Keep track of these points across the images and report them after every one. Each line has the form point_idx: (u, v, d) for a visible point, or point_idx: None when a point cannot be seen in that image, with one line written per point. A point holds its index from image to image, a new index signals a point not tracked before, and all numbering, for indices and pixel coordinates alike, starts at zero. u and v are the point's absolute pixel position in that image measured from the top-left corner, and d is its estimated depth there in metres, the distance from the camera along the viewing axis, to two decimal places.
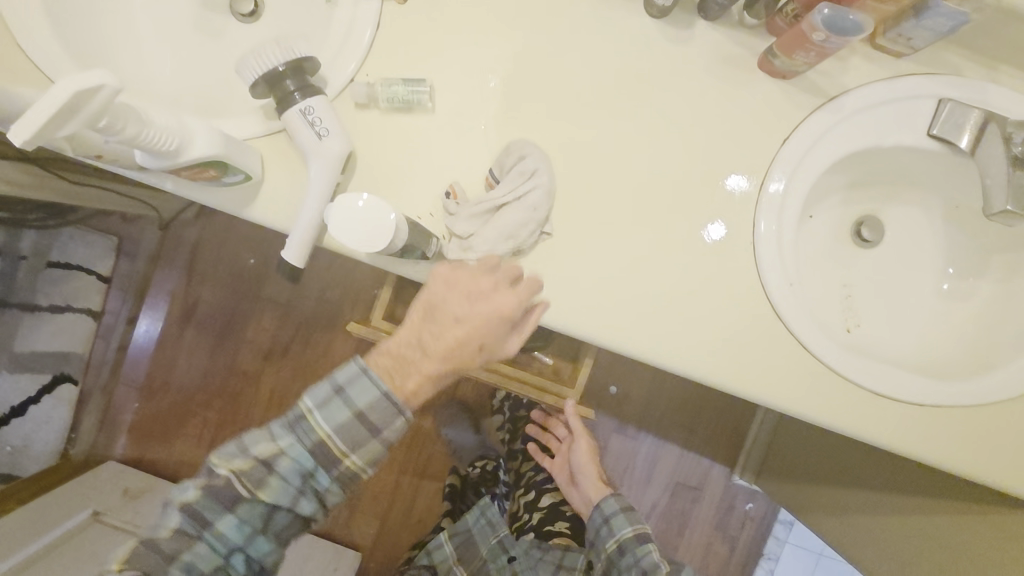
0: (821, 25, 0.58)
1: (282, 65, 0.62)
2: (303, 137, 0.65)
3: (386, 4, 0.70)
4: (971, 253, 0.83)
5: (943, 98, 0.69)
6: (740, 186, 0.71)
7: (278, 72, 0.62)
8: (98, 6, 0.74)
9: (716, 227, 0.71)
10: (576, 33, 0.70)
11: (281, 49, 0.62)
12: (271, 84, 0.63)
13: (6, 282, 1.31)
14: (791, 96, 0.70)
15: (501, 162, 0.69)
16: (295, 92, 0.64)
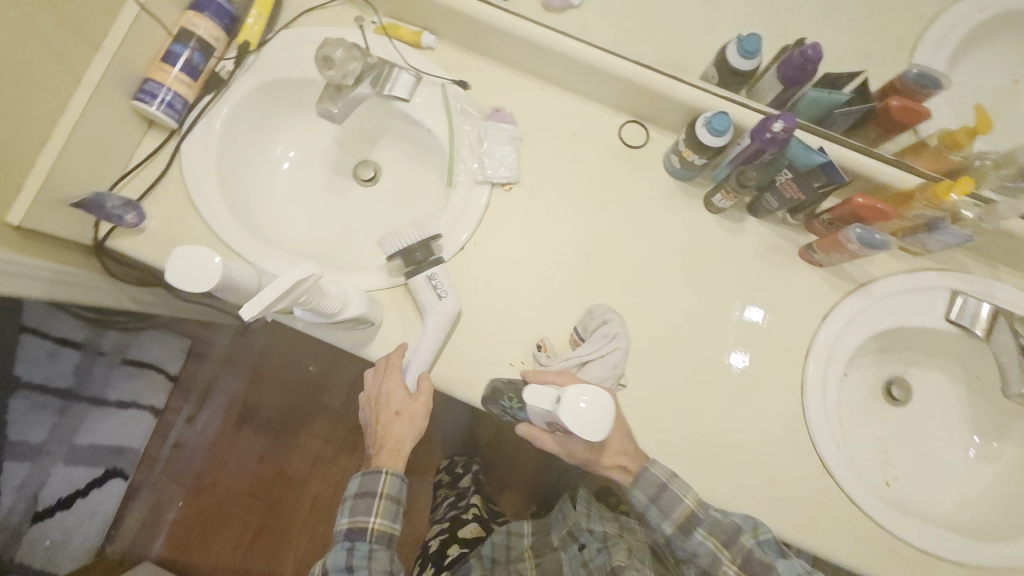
0: (854, 239, 0.73)
1: (416, 240, 0.77)
2: (426, 297, 0.77)
3: (496, 190, 0.86)
4: (995, 419, 0.92)
5: (956, 290, 0.83)
6: (757, 318, 0.84)
7: (412, 245, 0.77)
8: (254, 177, 0.92)
9: (738, 357, 0.83)
10: (648, 220, 0.86)
11: (418, 230, 0.77)
12: (405, 255, 0.78)
13: (83, 375, 1.43)
14: (827, 280, 0.84)
15: (585, 322, 0.81)
16: (424, 261, 0.78)
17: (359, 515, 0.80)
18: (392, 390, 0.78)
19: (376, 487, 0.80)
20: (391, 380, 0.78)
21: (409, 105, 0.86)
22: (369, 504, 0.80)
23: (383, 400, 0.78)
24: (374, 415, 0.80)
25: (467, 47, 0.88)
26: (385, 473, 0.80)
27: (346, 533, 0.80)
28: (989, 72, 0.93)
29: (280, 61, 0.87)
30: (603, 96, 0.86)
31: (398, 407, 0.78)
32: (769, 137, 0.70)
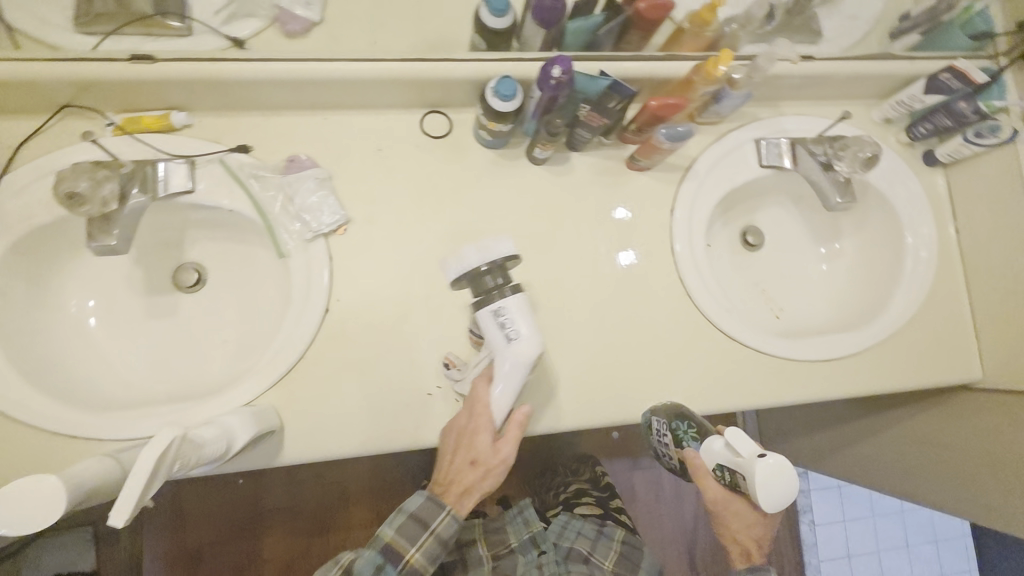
0: (666, 140, 0.79)
1: (477, 263, 0.70)
2: (495, 337, 0.70)
3: (330, 238, 0.81)
4: (827, 225, 1.07)
5: (757, 138, 0.93)
6: (624, 215, 0.89)
7: (477, 271, 0.71)
8: (62, 345, 0.80)
9: (626, 255, 0.89)
10: (488, 199, 0.86)
11: (479, 251, 0.68)
12: (473, 281, 0.72)
13: None
14: (659, 179, 0.90)
15: (476, 319, 0.80)
16: (493, 290, 0.71)
17: (405, 539, 0.74)
18: (472, 440, 0.73)
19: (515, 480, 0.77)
20: (478, 417, 0.72)
21: (195, 195, 0.77)
22: (417, 532, 0.75)
23: (470, 440, 0.73)
24: (460, 436, 0.75)
25: (226, 108, 0.80)
26: (445, 512, 0.76)
27: (380, 551, 0.74)
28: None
29: (19, 211, 0.73)
30: (388, 101, 0.83)
31: (473, 458, 0.73)
32: (553, 83, 0.71)
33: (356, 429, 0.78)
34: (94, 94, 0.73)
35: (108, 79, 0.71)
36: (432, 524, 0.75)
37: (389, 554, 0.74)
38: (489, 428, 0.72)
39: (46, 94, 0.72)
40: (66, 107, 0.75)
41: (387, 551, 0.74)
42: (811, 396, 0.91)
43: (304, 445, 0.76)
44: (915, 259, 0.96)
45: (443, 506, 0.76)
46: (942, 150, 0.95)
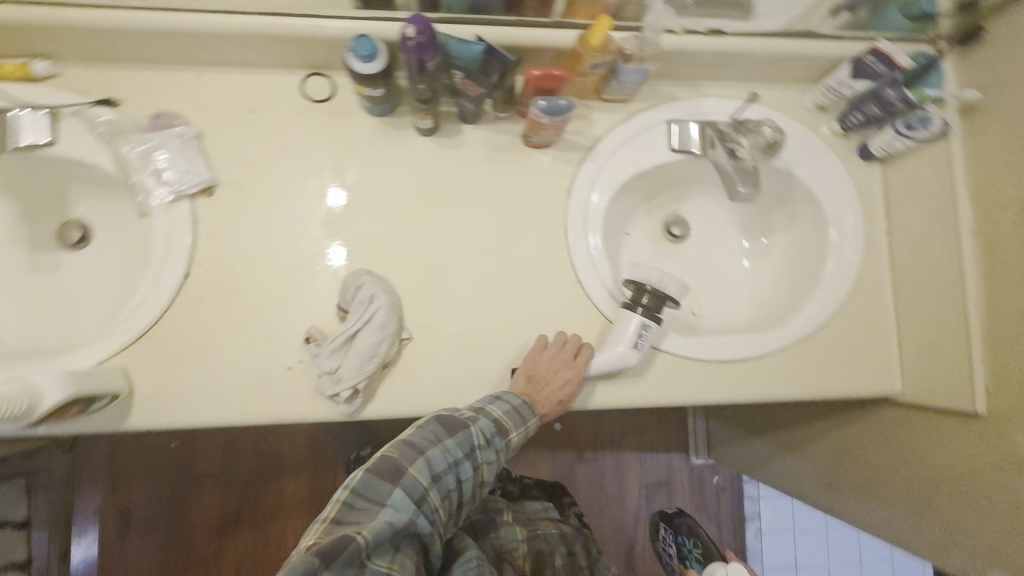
0: (542, 113, 0.74)
1: (649, 280, 0.79)
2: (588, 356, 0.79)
3: (197, 201, 0.78)
4: (755, 219, 1.01)
5: (669, 120, 0.86)
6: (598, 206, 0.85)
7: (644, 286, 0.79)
8: None
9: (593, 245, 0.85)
10: (370, 169, 0.82)
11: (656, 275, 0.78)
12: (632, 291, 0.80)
13: None
14: (558, 158, 0.85)
15: (345, 292, 0.77)
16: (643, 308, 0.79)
17: (513, 421, 0.74)
18: (573, 375, 0.77)
19: (526, 422, 0.75)
20: (574, 364, 0.78)
21: (54, 148, 0.75)
22: (521, 417, 0.75)
23: (564, 375, 0.77)
24: (540, 373, 0.78)
25: (95, 60, 0.77)
26: (536, 420, 0.77)
27: (490, 422, 0.73)
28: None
29: None
30: (266, 60, 0.79)
31: (563, 396, 0.78)
32: (410, 44, 0.67)
33: (208, 398, 0.75)
34: None
35: None
36: (517, 429, 0.74)
37: (499, 429, 0.73)
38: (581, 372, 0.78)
39: None
40: None
41: (497, 424, 0.73)
42: (710, 398, 0.84)
43: (152, 411, 0.74)
44: (838, 258, 0.89)
45: (534, 417, 0.77)
46: (874, 142, 0.87)
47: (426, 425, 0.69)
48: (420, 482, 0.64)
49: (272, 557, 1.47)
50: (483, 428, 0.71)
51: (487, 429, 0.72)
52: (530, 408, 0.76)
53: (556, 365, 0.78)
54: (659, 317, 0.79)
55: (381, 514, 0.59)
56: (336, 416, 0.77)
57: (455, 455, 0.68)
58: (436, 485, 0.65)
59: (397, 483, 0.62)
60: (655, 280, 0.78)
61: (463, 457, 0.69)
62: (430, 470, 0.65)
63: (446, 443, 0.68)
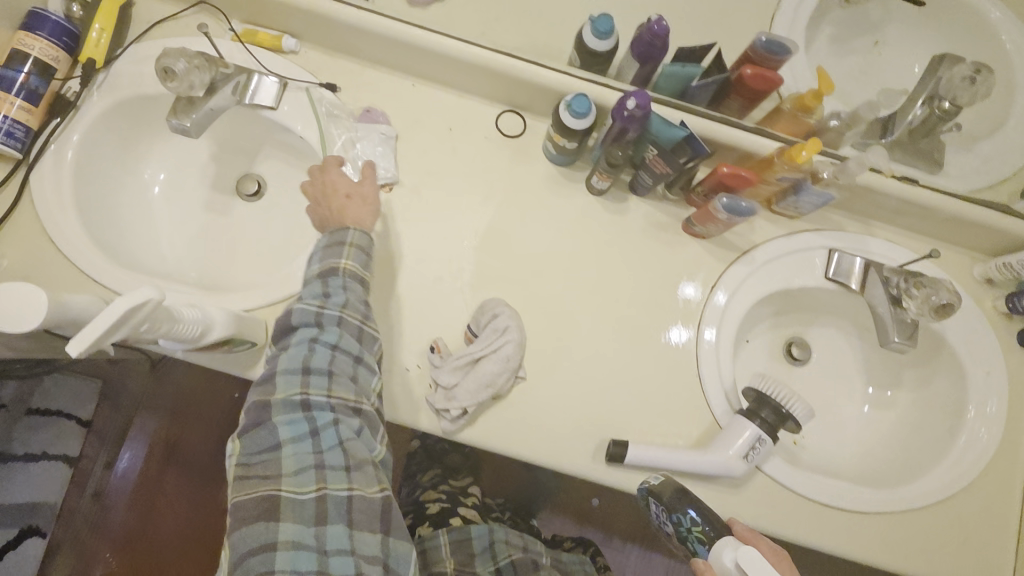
0: (722, 209, 0.75)
1: (774, 393, 0.77)
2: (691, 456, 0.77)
3: (376, 193, 0.84)
4: (882, 369, 0.97)
5: (831, 248, 0.86)
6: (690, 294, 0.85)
7: (767, 397, 0.77)
8: (122, 202, 0.88)
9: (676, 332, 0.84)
10: (534, 210, 0.85)
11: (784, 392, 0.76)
12: (756, 400, 0.78)
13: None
14: (712, 252, 0.86)
15: (478, 318, 0.80)
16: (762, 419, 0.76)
17: (335, 258, 0.70)
18: (368, 193, 0.76)
19: (355, 258, 0.71)
20: (373, 187, 0.76)
21: (275, 113, 0.83)
22: (345, 255, 0.70)
23: (350, 196, 0.75)
24: (335, 203, 0.74)
25: (333, 48, 0.86)
26: (353, 229, 0.71)
27: (317, 278, 0.70)
28: (837, 57, 1.05)
29: (132, 77, 0.82)
30: (475, 88, 0.85)
31: (351, 192, 0.76)
32: (626, 115, 0.70)
33: None
34: None
35: None
36: (341, 263, 0.70)
37: (328, 276, 0.69)
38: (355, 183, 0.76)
39: None
40: (204, 4, 0.84)
41: (314, 318, 0.67)
42: (798, 538, 0.80)
43: None
44: (966, 439, 0.84)
45: (350, 231, 0.71)
46: None
47: (250, 422, 0.65)
48: (293, 400, 0.64)
49: None
50: (292, 355, 0.66)
51: (295, 361, 0.65)
52: (343, 227, 0.72)
53: (324, 195, 0.75)
54: (773, 434, 0.76)
55: (292, 484, 0.63)
56: (432, 428, 0.78)
57: (313, 311, 0.67)
58: (320, 434, 0.64)
59: (273, 465, 0.63)
60: (782, 397, 0.76)
61: (316, 329, 0.67)
62: (291, 368, 0.65)
63: (306, 324, 0.67)
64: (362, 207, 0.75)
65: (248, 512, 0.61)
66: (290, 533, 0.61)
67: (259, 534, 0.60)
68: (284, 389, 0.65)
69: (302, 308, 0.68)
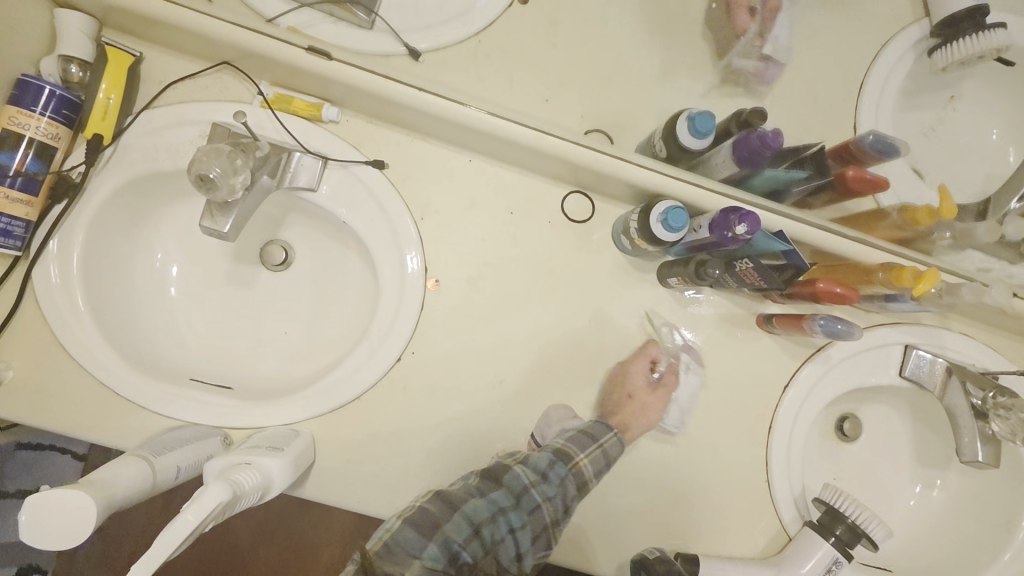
0: (819, 330, 0.70)
1: (853, 512, 0.75)
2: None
3: (426, 288, 0.75)
4: (936, 450, 0.95)
5: (909, 345, 0.82)
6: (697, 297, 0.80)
7: (844, 514, 0.75)
8: (139, 287, 0.77)
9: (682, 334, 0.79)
10: (602, 302, 0.78)
11: (863, 509, 0.75)
12: (830, 514, 0.76)
13: None
14: (785, 348, 0.81)
15: (543, 428, 0.74)
16: (837, 538, 0.75)
17: (573, 444, 0.68)
18: (648, 400, 0.74)
19: (596, 442, 0.69)
20: (656, 399, 0.75)
21: (315, 195, 0.73)
22: (586, 442, 0.69)
23: (646, 407, 0.74)
24: (611, 401, 0.75)
25: (378, 117, 0.75)
26: (614, 434, 0.70)
27: (553, 450, 0.67)
28: (913, 116, 0.91)
29: (146, 152, 0.71)
30: (540, 168, 0.76)
31: (633, 390, 0.75)
32: (730, 237, 0.63)
33: (380, 489, 0.73)
34: (257, 62, 0.69)
35: (277, 57, 0.67)
36: (576, 451, 0.68)
37: (561, 455, 0.67)
38: (646, 386, 0.75)
39: (214, 48, 0.68)
40: (227, 64, 0.72)
41: (558, 452, 0.67)
42: None
43: (328, 486, 0.72)
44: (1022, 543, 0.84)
45: (596, 440, 0.69)
46: None
47: (467, 482, 0.64)
48: (447, 543, 0.58)
49: None
50: (534, 464, 0.66)
51: (539, 463, 0.66)
52: (606, 426, 0.71)
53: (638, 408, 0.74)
54: (846, 553, 0.75)
55: (455, 522, 0.59)
56: None
57: (525, 479, 0.64)
58: (513, 512, 0.62)
59: (459, 502, 0.61)
60: (858, 516, 0.74)
61: (520, 493, 0.63)
62: (490, 504, 0.61)
63: (530, 463, 0.66)
64: (642, 418, 0.74)
65: (412, 519, 0.59)
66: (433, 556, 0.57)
67: (410, 540, 0.58)
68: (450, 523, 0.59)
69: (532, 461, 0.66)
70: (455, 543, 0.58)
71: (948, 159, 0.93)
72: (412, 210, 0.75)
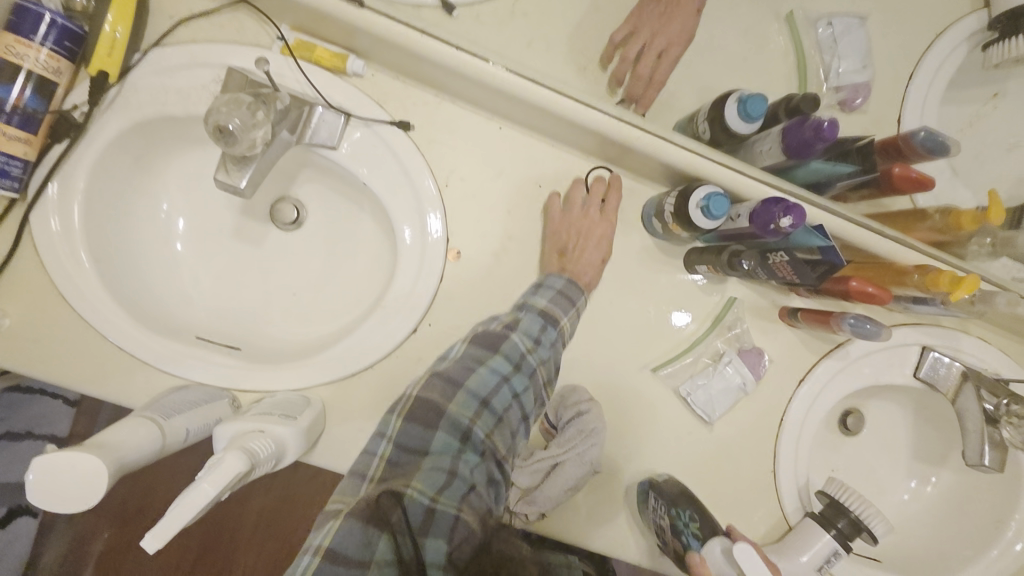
0: (847, 328, 0.69)
1: (855, 508, 0.75)
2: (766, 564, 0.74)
3: (445, 259, 0.73)
4: (935, 448, 0.96)
5: (925, 346, 0.82)
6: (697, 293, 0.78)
7: (846, 509, 0.76)
8: (141, 237, 0.74)
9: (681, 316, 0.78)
10: (626, 283, 0.76)
11: (866, 505, 0.75)
12: (834, 509, 0.76)
13: None
14: (804, 342, 0.80)
15: (558, 407, 0.73)
16: (838, 531, 0.75)
17: (559, 307, 0.65)
18: (605, 229, 0.71)
19: (575, 305, 0.66)
20: (597, 217, 0.72)
21: (334, 153, 0.69)
22: (570, 301, 0.66)
23: (596, 239, 0.71)
24: (572, 242, 0.70)
25: (405, 74, 0.70)
26: (585, 295, 0.68)
27: (537, 314, 0.63)
28: (954, 112, 0.89)
29: (153, 93, 0.66)
30: (573, 141, 0.72)
31: (604, 256, 0.71)
32: (772, 229, 0.60)
33: None
34: (280, 3, 0.64)
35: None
36: (564, 317, 0.65)
37: (548, 320, 0.63)
38: (601, 215, 0.72)
39: None
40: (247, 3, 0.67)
41: (546, 315, 0.64)
42: None
43: (335, 455, 0.70)
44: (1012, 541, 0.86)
45: (576, 302, 0.67)
46: None
47: (461, 354, 0.59)
48: (460, 423, 0.55)
49: (296, 534, 1.29)
50: (528, 330, 0.62)
51: (532, 329, 0.62)
52: (579, 285, 0.68)
53: (582, 232, 0.71)
54: (846, 547, 0.74)
55: (461, 399, 0.56)
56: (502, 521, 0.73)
57: (526, 344, 0.61)
58: (516, 377, 0.59)
59: (462, 379, 0.57)
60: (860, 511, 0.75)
61: (516, 366, 0.59)
62: (494, 372, 0.58)
63: (523, 327, 0.62)
64: (598, 260, 0.71)
65: (416, 410, 0.54)
66: (444, 444, 0.54)
67: (413, 435, 0.53)
68: (481, 384, 0.57)
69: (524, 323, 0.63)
70: (465, 420, 0.55)
71: (983, 159, 0.91)
72: (435, 175, 0.72)
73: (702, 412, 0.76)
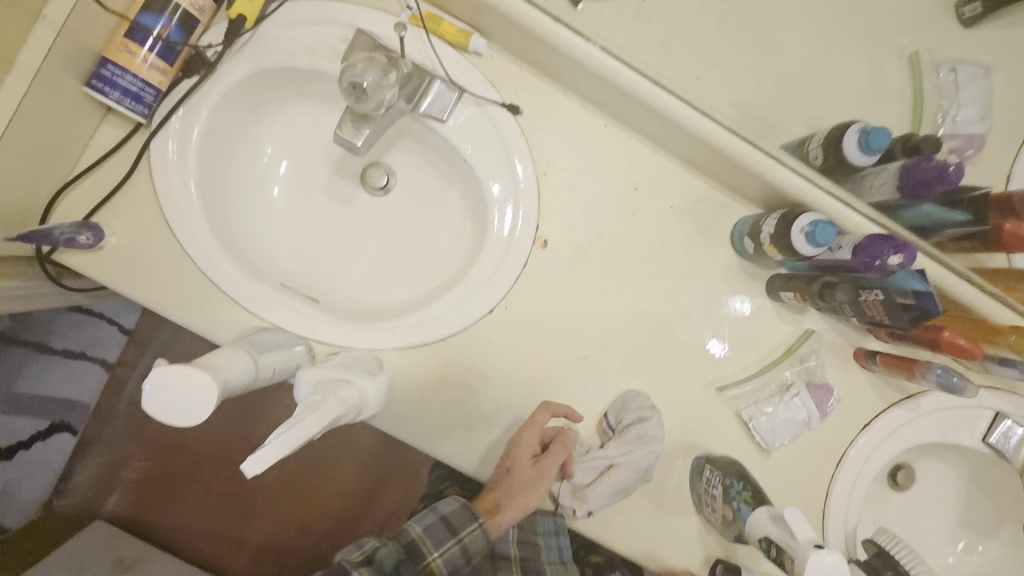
0: (932, 378, 0.68)
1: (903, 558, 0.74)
2: None
3: (532, 246, 0.73)
4: (986, 519, 0.93)
5: (999, 412, 0.80)
6: (742, 309, 0.76)
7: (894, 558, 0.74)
8: (242, 180, 0.76)
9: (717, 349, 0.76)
10: (705, 299, 0.76)
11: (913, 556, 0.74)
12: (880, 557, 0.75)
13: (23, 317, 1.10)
14: (875, 387, 0.78)
15: (619, 410, 0.73)
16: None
17: (429, 541, 0.64)
18: (533, 483, 0.66)
19: (454, 536, 0.64)
20: (540, 470, 0.67)
21: (443, 126, 0.70)
22: (444, 540, 0.64)
23: (511, 486, 0.67)
24: (514, 475, 0.67)
25: (523, 59, 0.71)
26: (478, 524, 0.65)
27: (402, 544, 0.64)
28: None
29: (282, 44, 0.68)
30: (677, 149, 0.72)
31: (546, 474, 0.67)
32: (877, 265, 0.60)
33: (445, 434, 0.72)
34: None
35: None
36: (443, 549, 0.64)
37: (411, 554, 0.63)
38: (527, 459, 0.67)
39: None
40: None
41: (410, 547, 0.64)
42: None
43: (395, 419, 0.72)
44: None
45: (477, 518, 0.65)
46: None
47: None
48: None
49: (315, 497, 1.31)
50: (383, 561, 0.61)
51: (388, 560, 0.61)
52: (471, 510, 0.66)
53: (515, 447, 0.68)
54: None
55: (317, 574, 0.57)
56: (544, 511, 0.73)
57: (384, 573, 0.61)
58: None
59: None
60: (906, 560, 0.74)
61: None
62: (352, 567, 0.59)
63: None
64: (526, 474, 0.66)
65: None
66: None
67: None
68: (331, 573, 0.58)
69: (383, 555, 0.62)
70: None
71: None
72: (535, 162, 0.72)
73: (763, 440, 0.75)
